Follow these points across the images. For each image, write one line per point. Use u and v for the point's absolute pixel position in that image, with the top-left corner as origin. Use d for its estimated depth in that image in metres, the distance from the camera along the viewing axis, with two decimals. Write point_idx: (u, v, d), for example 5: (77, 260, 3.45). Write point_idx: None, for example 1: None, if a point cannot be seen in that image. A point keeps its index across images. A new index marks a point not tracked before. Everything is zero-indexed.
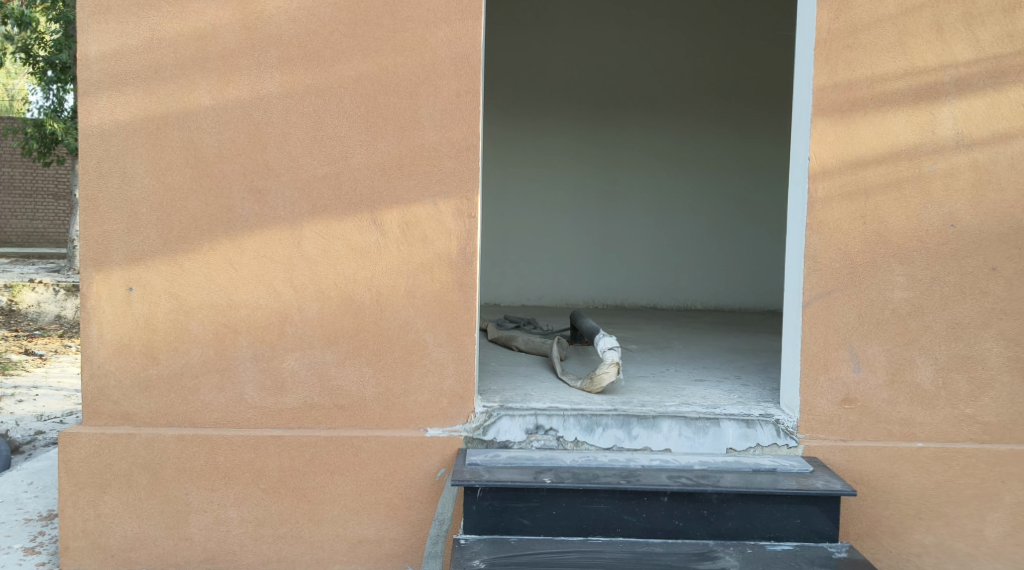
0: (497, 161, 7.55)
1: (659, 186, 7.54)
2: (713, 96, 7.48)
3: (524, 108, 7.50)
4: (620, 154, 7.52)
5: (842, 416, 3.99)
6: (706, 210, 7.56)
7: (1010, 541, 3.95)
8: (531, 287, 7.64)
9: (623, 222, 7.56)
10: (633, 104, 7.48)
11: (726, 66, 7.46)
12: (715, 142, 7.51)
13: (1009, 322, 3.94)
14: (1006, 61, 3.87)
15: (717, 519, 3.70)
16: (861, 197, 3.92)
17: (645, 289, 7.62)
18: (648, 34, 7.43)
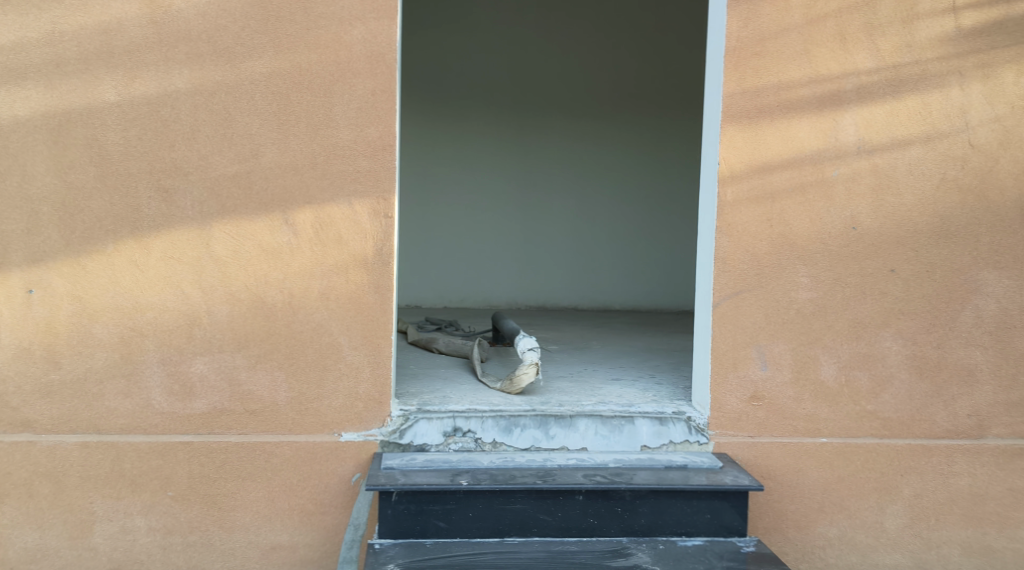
0: (416, 161, 7.47)
1: (577, 189, 7.62)
2: (631, 100, 7.60)
3: (443, 108, 7.47)
4: (539, 156, 7.57)
5: (750, 412, 4.10)
6: (624, 213, 7.69)
7: (908, 531, 4.13)
8: (453, 287, 7.62)
9: (544, 224, 7.62)
10: (552, 106, 7.54)
11: (643, 71, 7.59)
12: (633, 146, 7.64)
13: (906, 321, 4.11)
14: (904, 70, 4.04)
15: (631, 517, 3.76)
16: (768, 200, 4.05)
17: (564, 291, 7.71)
18: (567, 39, 7.50)
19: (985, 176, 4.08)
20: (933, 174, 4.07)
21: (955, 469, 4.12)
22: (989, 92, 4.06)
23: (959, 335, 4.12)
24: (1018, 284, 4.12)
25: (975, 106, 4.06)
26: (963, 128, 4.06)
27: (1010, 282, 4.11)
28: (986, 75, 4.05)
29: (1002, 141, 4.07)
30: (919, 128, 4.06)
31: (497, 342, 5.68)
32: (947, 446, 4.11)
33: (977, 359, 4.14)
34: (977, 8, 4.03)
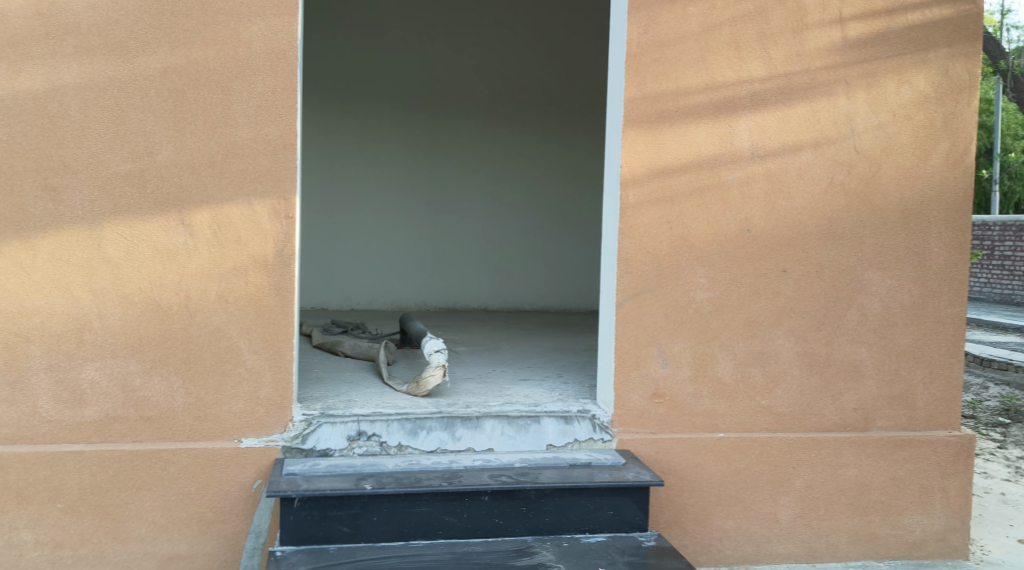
0: (323, 162, 7.28)
1: (486, 191, 7.61)
2: (538, 103, 7.66)
3: (350, 108, 7.30)
4: (449, 158, 7.51)
5: (651, 409, 4.19)
6: (532, 214, 7.74)
7: (800, 521, 4.29)
8: (362, 291, 7.46)
9: (453, 225, 7.57)
10: (461, 107, 7.51)
11: (550, 74, 7.66)
12: (540, 148, 7.70)
13: (797, 319, 4.28)
14: (794, 79, 4.21)
15: (536, 516, 3.79)
16: (667, 203, 4.16)
17: (475, 292, 7.68)
18: (474, 41, 7.48)
19: (870, 180, 4.28)
20: (822, 178, 4.25)
21: (843, 460, 4.31)
22: (873, 100, 4.26)
23: (846, 332, 4.31)
24: (900, 283, 4.33)
25: (860, 113, 4.25)
26: (850, 135, 4.26)
27: (893, 282, 4.32)
28: (870, 84, 4.25)
29: (885, 147, 4.28)
30: (809, 134, 4.23)
31: (404, 345, 5.64)
32: (835, 438, 4.30)
33: (863, 355, 4.33)
34: (862, 20, 4.22)
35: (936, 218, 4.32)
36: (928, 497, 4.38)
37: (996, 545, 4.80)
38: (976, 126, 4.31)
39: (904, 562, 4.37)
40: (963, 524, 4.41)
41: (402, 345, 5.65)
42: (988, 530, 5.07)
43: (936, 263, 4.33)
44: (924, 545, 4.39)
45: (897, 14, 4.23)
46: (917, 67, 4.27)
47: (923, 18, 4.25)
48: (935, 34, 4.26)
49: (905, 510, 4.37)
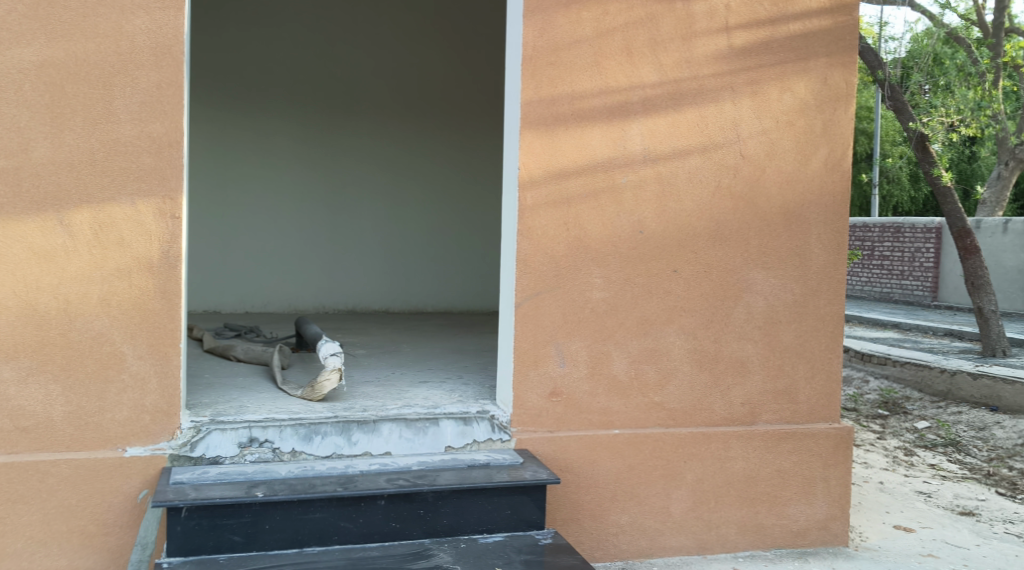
0: (215, 162, 7.07)
1: (386, 192, 7.52)
2: (439, 103, 7.60)
3: (243, 106, 7.11)
4: (347, 158, 7.39)
5: (549, 408, 4.23)
6: (434, 214, 7.67)
7: (691, 514, 4.41)
8: (258, 293, 7.27)
9: (353, 227, 7.45)
10: (360, 106, 7.40)
11: (450, 74, 7.60)
12: (441, 148, 7.64)
13: (688, 318, 4.39)
14: (684, 84, 4.31)
15: (433, 518, 3.78)
16: (564, 205, 4.20)
17: (377, 294, 7.57)
18: (372, 39, 7.38)
19: (755, 184, 4.42)
20: (710, 182, 4.37)
21: (732, 453, 4.44)
22: (758, 106, 4.40)
23: (733, 330, 4.45)
24: (784, 282, 4.49)
25: (746, 119, 4.39)
26: (736, 140, 4.39)
27: (776, 281, 4.48)
28: (754, 91, 4.39)
29: (769, 152, 4.43)
30: (699, 138, 4.34)
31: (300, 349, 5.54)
32: (724, 432, 4.42)
33: (750, 351, 4.48)
34: (747, 29, 4.36)
35: (816, 220, 4.50)
36: (811, 488, 4.55)
37: (874, 532, 5.04)
38: (852, 133, 4.51)
39: (788, 550, 4.54)
40: (843, 512, 4.61)
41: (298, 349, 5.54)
42: (866, 517, 5.32)
43: (816, 263, 4.51)
44: (807, 533, 4.57)
45: (780, 23, 4.39)
46: (798, 75, 4.44)
47: (803, 28, 4.41)
48: (814, 44, 4.44)
49: (789, 501, 4.53)
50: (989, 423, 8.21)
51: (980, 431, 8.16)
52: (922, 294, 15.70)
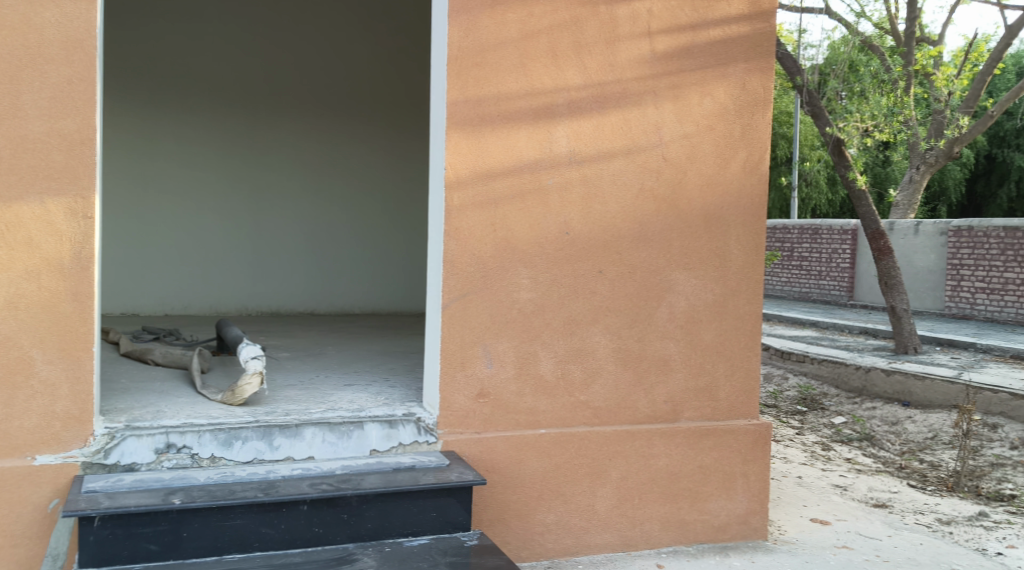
0: (132, 160, 6.88)
1: (311, 192, 7.41)
2: (365, 102, 7.52)
3: (163, 103, 6.93)
4: (272, 157, 7.26)
5: (475, 409, 4.22)
6: (361, 214, 7.59)
7: (616, 511, 4.45)
8: (178, 295, 7.08)
9: (277, 227, 7.32)
10: (285, 105, 7.28)
11: (376, 74, 7.53)
12: (368, 147, 7.56)
13: (614, 318, 4.43)
14: (609, 87, 4.35)
15: (357, 522, 3.73)
16: (490, 206, 4.19)
17: (303, 294, 7.45)
18: (296, 38, 7.25)
19: (677, 186, 4.48)
20: (633, 184, 4.41)
21: (655, 451, 4.50)
22: (680, 110, 4.46)
23: (657, 329, 4.50)
24: (705, 282, 4.56)
25: (668, 123, 4.44)
26: (659, 143, 4.44)
27: (698, 281, 4.55)
28: (677, 96, 4.45)
29: (690, 155, 4.50)
30: (623, 141, 4.38)
31: (220, 352, 5.42)
32: (648, 430, 4.48)
33: (673, 350, 4.54)
34: (669, 34, 4.41)
35: (736, 222, 4.58)
36: (731, 483, 4.64)
37: (792, 525, 5.16)
38: (770, 137, 4.61)
39: (710, 545, 4.61)
40: (762, 506, 4.70)
41: (218, 352, 5.42)
42: (784, 511, 5.44)
43: (736, 263, 4.59)
44: (728, 528, 4.65)
45: (700, 29, 4.46)
46: (718, 80, 4.51)
47: (723, 34, 4.49)
48: (733, 50, 4.51)
49: (710, 496, 4.61)
50: (901, 417, 8.54)
51: (892, 425, 8.48)
52: (839, 292, 16.14)
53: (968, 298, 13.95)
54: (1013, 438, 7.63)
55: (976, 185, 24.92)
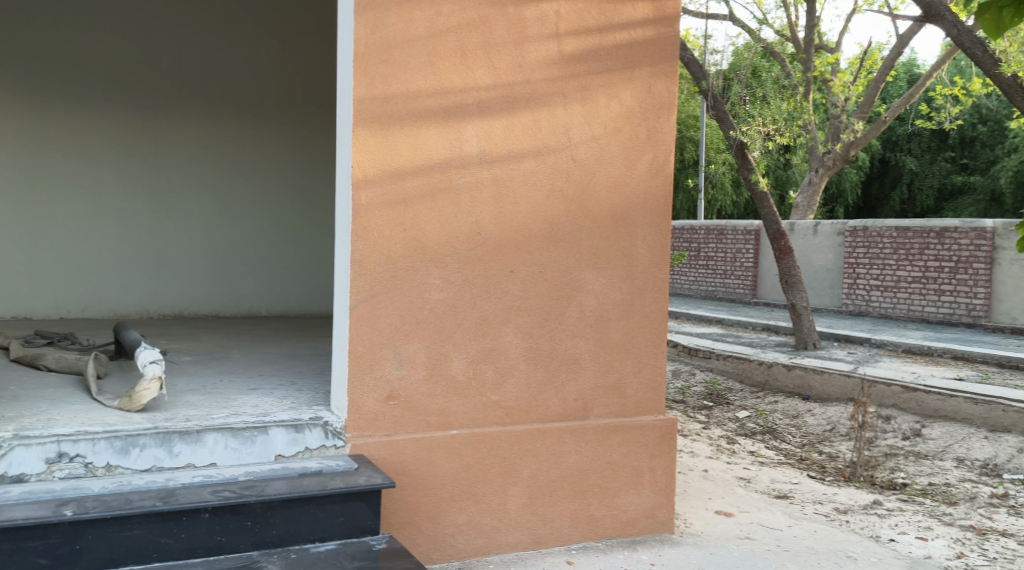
0: (23, 157, 6.59)
1: (216, 191, 7.19)
2: (273, 102, 7.35)
3: (56, 98, 6.66)
4: (173, 155, 7.03)
5: (385, 412, 4.17)
6: (269, 215, 7.40)
7: (527, 510, 4.45)
8: (74, 297, 6.81)
9: (180, 227, 7.08)
10: (187, 102, 7.05)
11: (284, 74, 7.38)
12: (275, 146, 7.37)
13: (525, 317, 4.43)
14: (518, 88, 4.35)
15: (263, 529, 3.64)
16: (400, 205, 4.15)
17: (208, 296, 7.21)
18: (200, 36, 7.05)
19: (586, 187, 4.52)
20: (543, 185, 4.42)
21: (565, 448, 4.52)
22: (588, 112, 4.50)
23: (567, 328, 4.52)
24: (613, 282, 4.61)
25: (577, 124, 4.47)
26: (568, 145, 4.46)
27: (606, 280, 4.59)
28: (584, 97, 4.49)
29: (598, 157, 4.53)
30: (533, 141, 4.39)
31: (117, 357, 5.22)
32: (559, 428, 4.50)
33: (582, 348, 4.57)
34: (577, 36, 4.44)
35: (643, 223, 4.64)
36: (639, 479, 4.69)
37: (696, 518, 5.26)
38: (675, 139, 4.68)
39: (618, 540, 4.66)
40: (669, 500, 4.78)
41: (116, 357, 5.23)
42: (690, 504, 5.54)
43: (643, 263, 4.66)
44: (636, 522, 4.71)
45: (607, 32, 4.50)
46: (625, 83, 4.56)
47: (629, 38, 4.54)
48: (639, 54, 4.57)
49: (619, 492, 4.66)
50: (802, 411, 8.82)
51: (793, 418, 8.75)
52: (743, 291, 16.57)
53: (862, 295, 14.44)
54: (905, 429, 8.04)
55: (870, 188, 25.94)
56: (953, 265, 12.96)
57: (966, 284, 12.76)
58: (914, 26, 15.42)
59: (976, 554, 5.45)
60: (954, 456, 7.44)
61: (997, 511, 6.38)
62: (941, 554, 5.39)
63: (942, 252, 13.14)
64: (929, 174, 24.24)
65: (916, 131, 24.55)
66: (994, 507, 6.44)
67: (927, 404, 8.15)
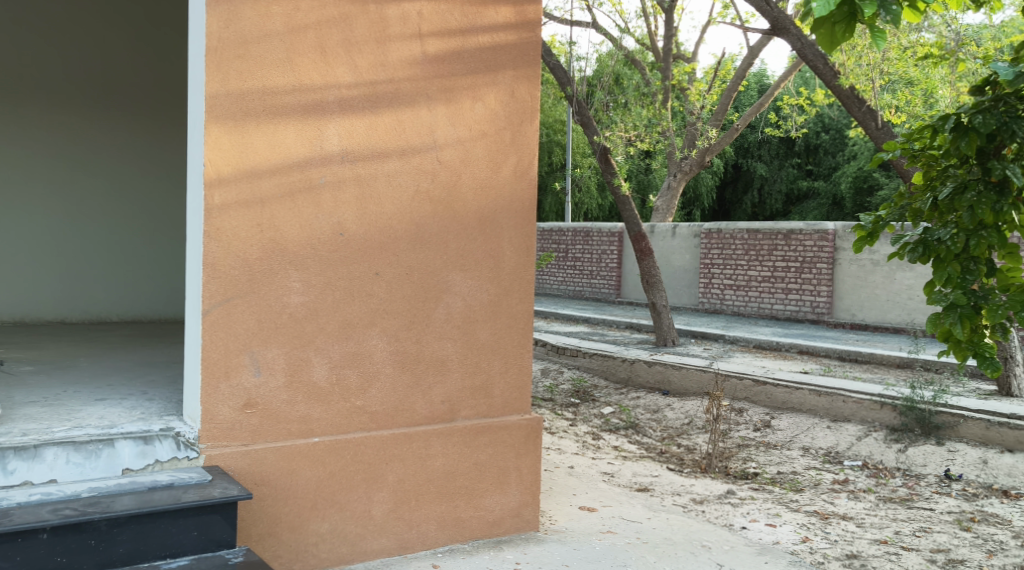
0: None
1: (58, 191, 6.58)
2: (124, 97, 6.75)
3: None
4: (8, 151, 6.38)
5: (242, 420, 4.03)
6: (117, 216, 6.82)
7: (393, 515, 4.39)
8: None
9: (17, 230, 6.47)
10: (22, 94, 6.39)
11: (131, 65, 6.74)
12: (123, 141, 6.78)
13: (389, 321, 4.37)
14: (380, 87, 4.29)
15: (108, 547, 3.46)
16: (257, 205, 4.03)
17: (51, 302, 6.66)
18: (36, 24, 6.40)
19: (451, 189, 4.50)
20: (409, 186, 4.38)
21: (431, 451, 4.48)
22: (452, 114, 4.48)
23: (433, 330, 4.49)
24: (480, 283, 4.61)
25: (441, 125, 4.45)
26: (433, 146, 4.44)
27: (473, 282, 4.58)
28: (449, 99, 4.47)
29: (463, 158, 4.53)
30: (396, 142, 4.34)
31: None
32: (425, 431, 4.46)
33: (449, 350, 4.54)
34: (439, 37, 4.42)
35: (508, 225, 4.66)
36: (505, 479, 4.71)
37: (561, 514, 5.32)
38: (538, 144, 4.72)
39: (485, 540, 4.66)
40: (534, 499, 4.81)
41: None
42: (555, 501, 5.60)
43: (508, 265, 4.67)
44: (502, 522, 4.72)
45: (470, 35, 4.49)
46: (489, 86, 4.57)
47: (492, 41, 4.55)
48: (502, 57, 4.59)
49: (485, 492, 4.66)
50: (662, 405, 9.08)
51: (654, 413, 8.99)
52: (609, 291, 16.94)
53: (717, 294, 14.99)
54: (756, 420, 8.40)
55: (725, 192, 26.96)
56: (798, 265, 13.65)
57: (811, 282, 13.46)
58: (763, 38, 16.18)
59: (819, 537, 5.74)
60: (800, 445, 7.84)
61: (838, 495, 6.74)
62: (787, 539, 5.66)
63: (789, 253, 13.81)
64: (777, 179, 25.45)
65: (766, 139, 25.72)
66: (836, 492, 6.81)
67: (775, 396, 8.55)
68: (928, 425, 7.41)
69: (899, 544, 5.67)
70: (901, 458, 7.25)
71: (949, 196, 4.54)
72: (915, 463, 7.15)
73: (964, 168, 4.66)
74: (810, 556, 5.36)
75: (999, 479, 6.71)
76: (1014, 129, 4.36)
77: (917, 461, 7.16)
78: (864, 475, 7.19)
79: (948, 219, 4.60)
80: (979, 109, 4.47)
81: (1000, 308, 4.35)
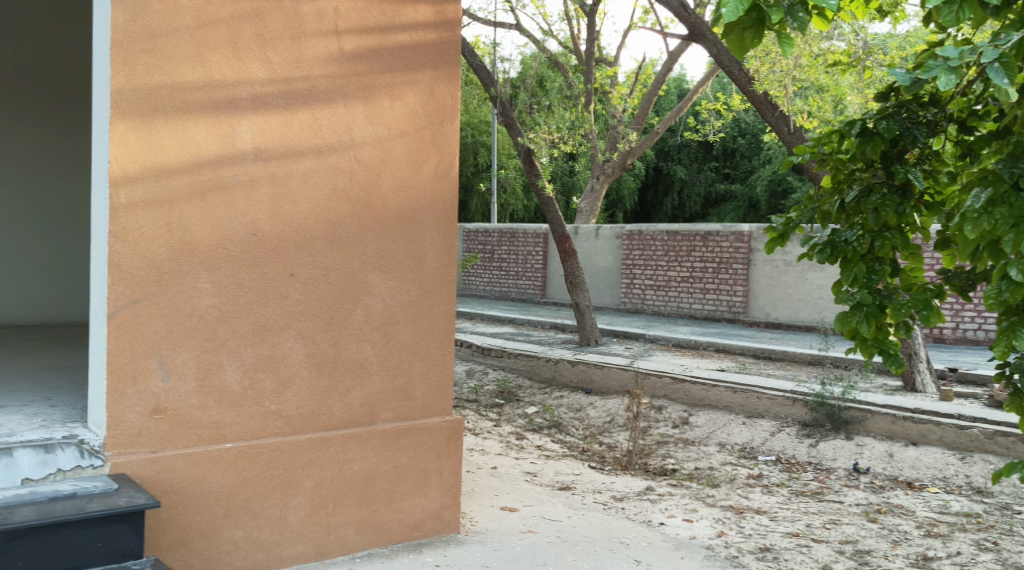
0: None
1: None
2: (19, 91, 6.37)
3: None
4: None
5: (151, 426, 3.93)
6: (17, 215, 6.50)
7: (310, 521, 4.32)
8: None
9: None
10: None
11: (28, 59, 6.36)
12: (20, 138, 6.43)
13: (305, 323, 4.31)
14: (295, 84, 4.22)
15: (6, 561, 3.34)
16: (165, 205, 3.93)
17: None
18: None
19: (369, 188, 4.45)
20: (325, 185, 4.33)
21: (350, 455, 4.43)
22: (370, 112, 4.44)
23: (351, 332, 4.44)
24: (400, 284, 4.56)
25: (359, 123, 4.40)
26: (350, 144, 4.39)
27: (393, 283, 4.54)
28: (367, 97, 4.43)
29: (381, 158, 4.49)
30: (311, 140, 4.28)
31: None
32: (343, 435, 4.40)
33: (368, 353, 4.49)
34: (357, 34, 4.37)
35: (429, 226, 4.63)
36: (425, 481, 4.67)
37: (482, 515, 5.32)
38: (458, 144, 4.71)
39: (405, 544, 4.62)
40: (455, 500, 4.78)
41: None
42: (477, 502, 5.58)
43: (430, 265, 4.64)
44: (423, 525, 4.68)
45: (388, 33, 4.46)
46: (407, 85, 4.54)
47: (411, 40, 4.52)
48: (422, 56, 4.57)
49: (406, 495, 4.61)
50: (585, 404, 9.16)
51: (577, 411, 9.07)
52: (534, 291, 17.03)
53: (639, 294, 15.19)
54: (675, 417, 8.54)
55: (646, 194, 27.39)
56: (716, 265, 13.93)
57: (728, 282, 13.74)
58: (681, 43, 16.48)
59: (734, 531, 5.86)
60: (717, 441, 8.00)
61: (753, 490, 6.90)
62: (704, 534, 5.78)
63: (707, 253, 14.07)
64: (696, 182, 25.92)
65: (685, 142, 26.19)
66: (750, 487, 6.97)
67: (693, 393, 8.71)
68: (838, 420, 7.64)
69: (809, 536, 5.82)
70: (812, 452, 7.46)
71: (855, 199, 4.68)
72: (826, 457, 7.36)
73: (868, 172, 4.81)
74: (725, 551, 5.47)
75: (904, 471, 6.97)
76: (915, 135, 4.55)
77: (827, 456, 7.38)
78: (778, 469, 7.37)
79: (854, 222, 4.75)
80: (883, 115, 4.63)
81: (904, 306, 4.49)
